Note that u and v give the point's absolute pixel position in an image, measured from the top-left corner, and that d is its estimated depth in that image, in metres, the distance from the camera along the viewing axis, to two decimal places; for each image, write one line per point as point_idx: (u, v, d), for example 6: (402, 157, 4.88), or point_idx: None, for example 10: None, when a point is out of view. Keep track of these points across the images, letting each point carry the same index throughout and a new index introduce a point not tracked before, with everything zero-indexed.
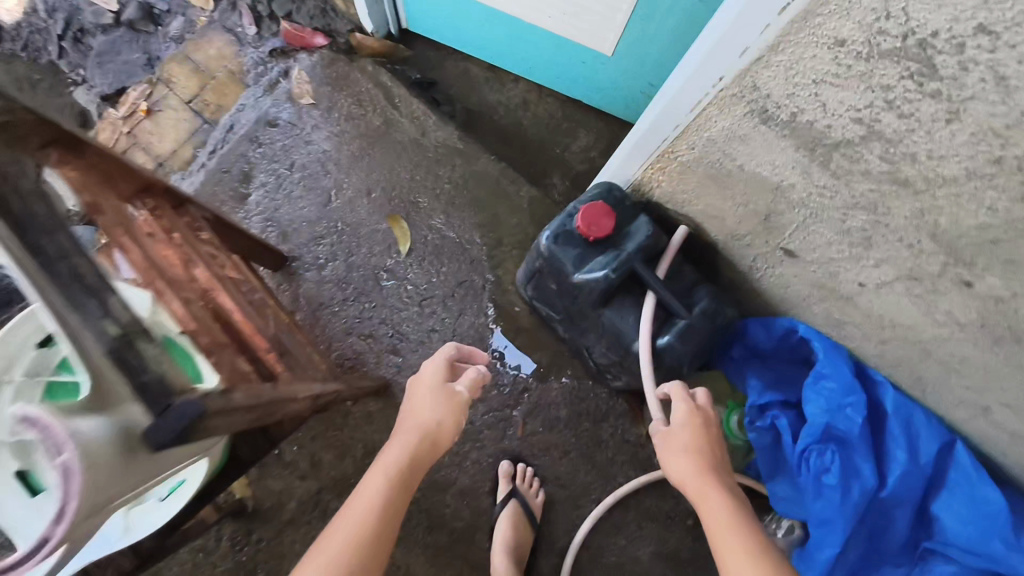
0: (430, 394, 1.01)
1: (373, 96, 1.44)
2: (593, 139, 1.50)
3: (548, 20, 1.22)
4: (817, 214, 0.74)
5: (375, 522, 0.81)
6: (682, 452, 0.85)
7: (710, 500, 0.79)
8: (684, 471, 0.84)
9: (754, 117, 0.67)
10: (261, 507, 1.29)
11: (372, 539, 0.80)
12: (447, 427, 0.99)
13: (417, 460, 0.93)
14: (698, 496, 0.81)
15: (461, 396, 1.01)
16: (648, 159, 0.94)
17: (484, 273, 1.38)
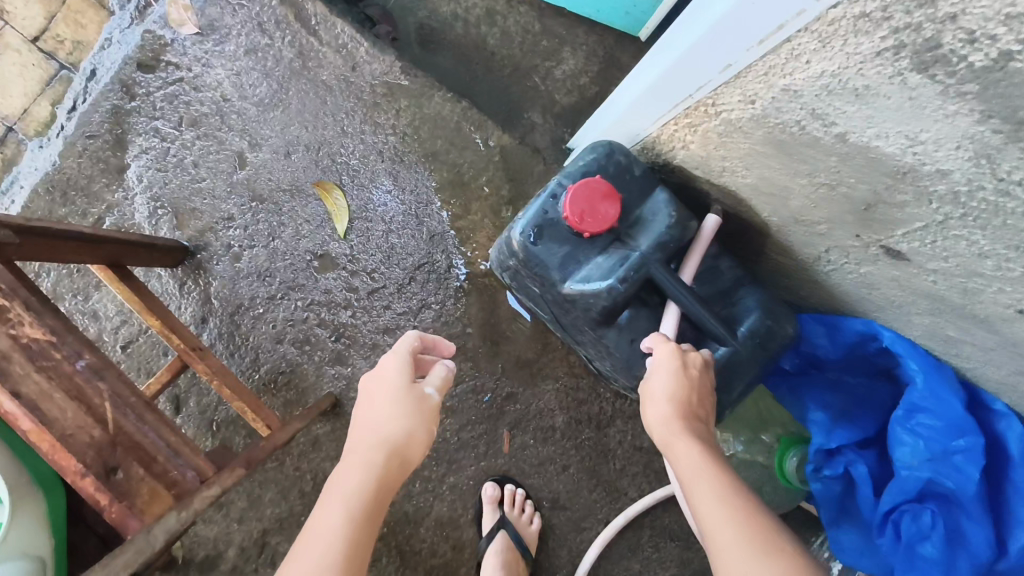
0: (389, 397, 0.63)
1: (281, 16, 1.06)
2: (581, 61, 1.13)
3: None
4: (984, 214, 0.42)
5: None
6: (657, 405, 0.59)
7: (685, 460, 0.54)
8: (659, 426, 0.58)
9: (895, 55, 0.35)
10: (189, 560, 1.03)
11: None
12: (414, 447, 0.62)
13: (381, 494, 0.58)
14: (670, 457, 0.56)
15: (433, 402, 0.64)
16: (675, 109, 0.62)
17: (447, 250, 1.06)
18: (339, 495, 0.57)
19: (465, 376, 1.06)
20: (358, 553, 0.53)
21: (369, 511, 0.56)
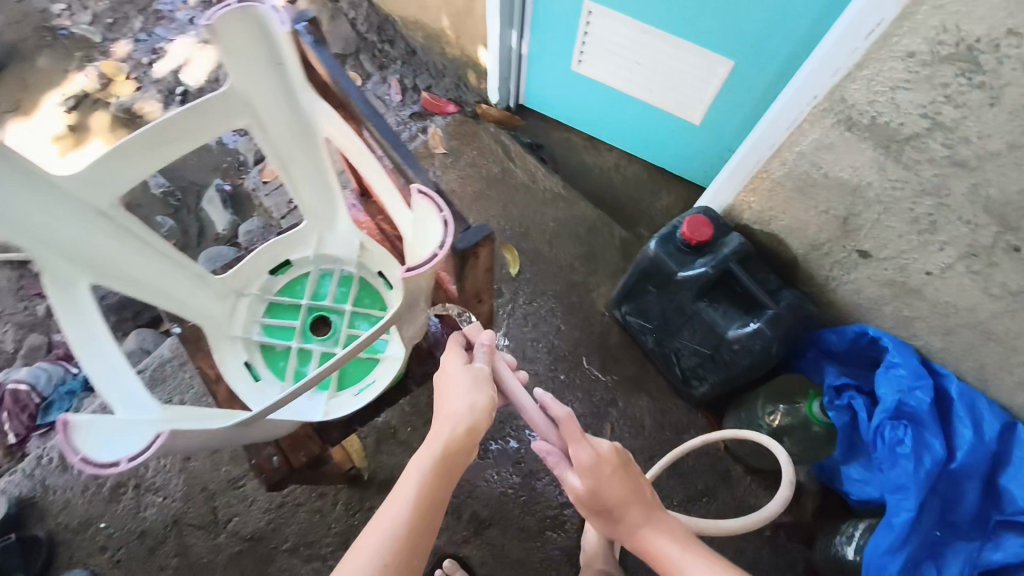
0: (469, 386, 0.82)
1: (495, 151, 1.77)
2: (674, 199, 1.76)
3: (649, 92, 1.51)
4: (890, 204, 0.96)
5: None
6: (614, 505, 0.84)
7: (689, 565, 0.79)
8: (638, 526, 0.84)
9: (842, 126, 0.93)
10: (375, 478, 1.44)
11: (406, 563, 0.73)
12: (482, 418, 0.81)
13: (436, 486, 0.78)
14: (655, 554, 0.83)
15: (485, 374, 0.83)
16: (743, 181, 1.19)
17: (580, 295, 1.60)
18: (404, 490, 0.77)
19: (584, 380, 1.51)
20: (409, 543, 0.74)
21: (421, 508, 0.76)
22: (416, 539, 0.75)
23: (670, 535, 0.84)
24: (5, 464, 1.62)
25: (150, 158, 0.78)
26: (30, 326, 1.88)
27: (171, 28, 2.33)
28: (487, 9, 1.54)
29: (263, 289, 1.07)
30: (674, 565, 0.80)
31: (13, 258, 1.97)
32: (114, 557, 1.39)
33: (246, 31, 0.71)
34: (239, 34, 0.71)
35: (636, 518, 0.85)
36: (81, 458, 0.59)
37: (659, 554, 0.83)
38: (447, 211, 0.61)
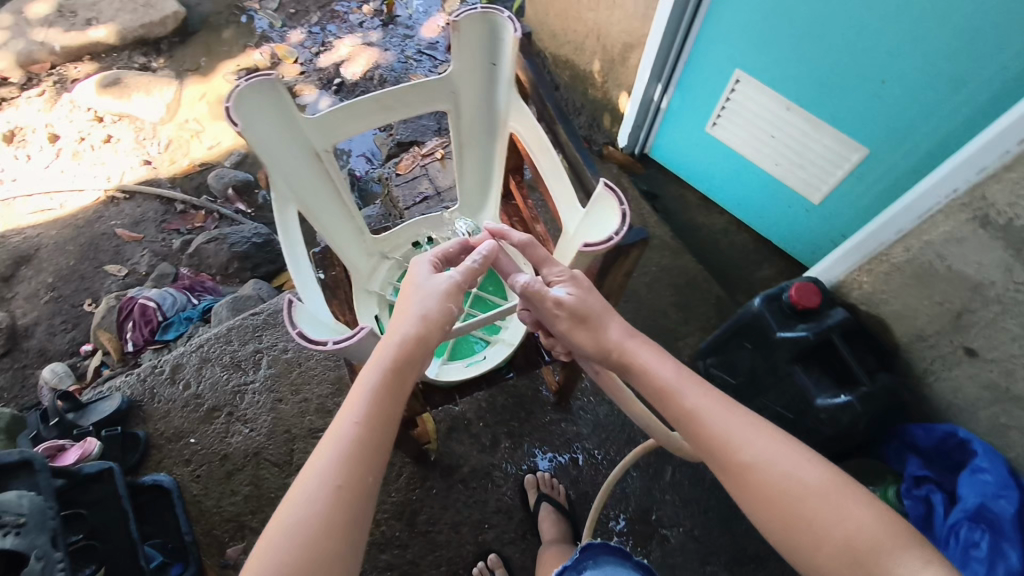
0: (430, 295, 0.85)
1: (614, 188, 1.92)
2: (776, 272, 1.80)
3: (775, 165, 1.58)
4: (1011, 308, 0.98)
5: (341, 506, 0.67)
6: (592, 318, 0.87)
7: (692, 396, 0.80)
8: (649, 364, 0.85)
9: (975, 222, 0.98)
10: (441, 462, 1.51)
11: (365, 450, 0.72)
12: (435, 327, 0.82)
13: (386, 399, 0.76)
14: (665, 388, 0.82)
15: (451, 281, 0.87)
16: (860, 260, 1.25)
17: (668, 340, 1.66)
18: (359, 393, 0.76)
19: None
20: (370, 445, 0.72)
21: (373, 421, 0.74)
22: (375, 434, 0.73)
23: (659, 356, 0.85)
24: (118, 368, 1.79)
25: (366, 122, 0.92)
26: (163, 255, 2.09)
27: (341, 27, 2.59)
28: (641, 60, 1.68)
29: (404, 257, 1.18)
30: (673, 387, 0.82)
31: (164, 194, 2.20)
32: (194, 472, 1.50)
33: (481, 32, 0.87)
34: (475, 33, 0.87)
35: (618, 332, 0.88)
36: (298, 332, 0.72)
37: (653, 375, 0.84)
38: (625, 204, 0.72)
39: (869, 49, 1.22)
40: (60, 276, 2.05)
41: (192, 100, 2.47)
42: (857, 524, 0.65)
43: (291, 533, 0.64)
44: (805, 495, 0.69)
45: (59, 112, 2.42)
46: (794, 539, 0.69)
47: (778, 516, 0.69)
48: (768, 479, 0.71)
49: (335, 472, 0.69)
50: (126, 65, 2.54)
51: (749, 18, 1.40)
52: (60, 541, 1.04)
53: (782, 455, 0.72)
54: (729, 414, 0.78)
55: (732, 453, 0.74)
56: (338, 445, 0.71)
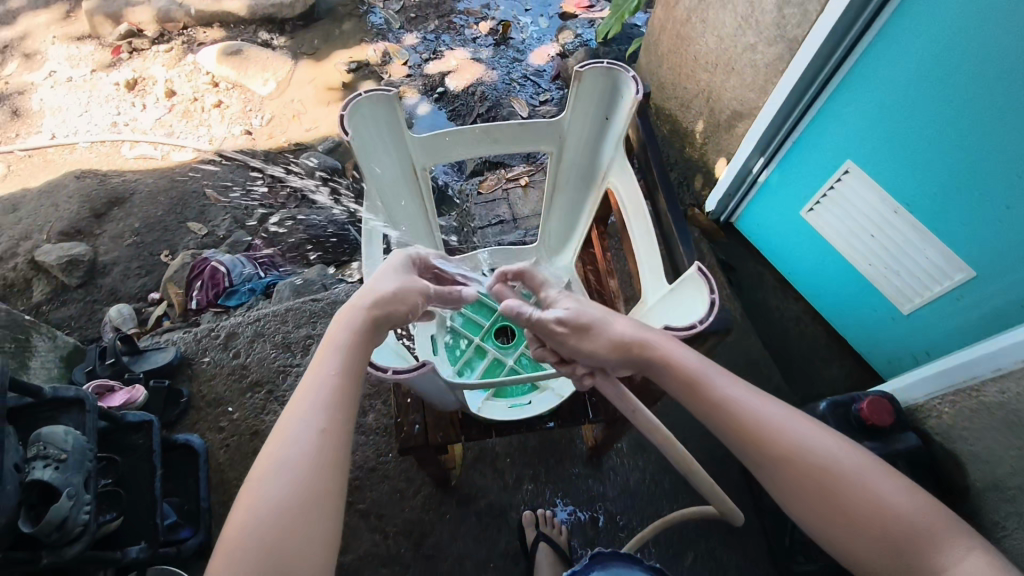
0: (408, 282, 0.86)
1: None
2: (844, 373, 1.70)
3: (868, 264, 1.51)
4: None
5: (327, 458, 0.66)
6: (591, 323, 0.83)
7: (724, 384, 0.77)
8: (671, 351, 0.80)
9: None
10: (460, 489, 1.49)
11: (342, 408, 0.71)
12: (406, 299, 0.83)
13: (358, 355, 0.76)
14: (689, 373, 0.78)
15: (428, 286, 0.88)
16: (943, 389, 1.18)
17: None
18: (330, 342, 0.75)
19: (685, 499, 1.48)
20: (344, 401, 0.71)
21: (349, 374, 0.74)
22: (349, 389, 0.73)
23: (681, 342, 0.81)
24: (178, 323, 1.86)
25: (470, 150, 0.92)
26: (242, 224, 2.17)
27: (455, 38, 2.65)
28: (749, 130, 1.65)
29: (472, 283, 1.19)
30: (698, 373, 0.77)
31: (256, 165, 2.29)
32: (224, 441, 1.53)
33: (602, 86, 0.86)
34: (595, 86, 0.86)
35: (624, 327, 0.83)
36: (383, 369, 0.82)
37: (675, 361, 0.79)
38: (713, 291, 0.76)
39: (997, 167, 1.15)
40: (146, 223, 2.15)
41: (301, 81, 2.57)
42: (897, 510, 0.65)
43: (286, 473, 0.63)
44: (841, 479, 0.67)
45: (180, 71, 2.56)
46: (833, 525, 0.67)
47: (817, 506, 0.68)
48: (804, 462, 0.69)
49: (316, 414, 0.68)
50: (250, 39, 2.68)
51: (869, 113, 1.34)
52: (91, 483, 1.06)
53: (819, 441, 0.70)
54: (755, 400, 0.75)
55: (768, 443, 0.71)
56: (316, 400, 0.70)
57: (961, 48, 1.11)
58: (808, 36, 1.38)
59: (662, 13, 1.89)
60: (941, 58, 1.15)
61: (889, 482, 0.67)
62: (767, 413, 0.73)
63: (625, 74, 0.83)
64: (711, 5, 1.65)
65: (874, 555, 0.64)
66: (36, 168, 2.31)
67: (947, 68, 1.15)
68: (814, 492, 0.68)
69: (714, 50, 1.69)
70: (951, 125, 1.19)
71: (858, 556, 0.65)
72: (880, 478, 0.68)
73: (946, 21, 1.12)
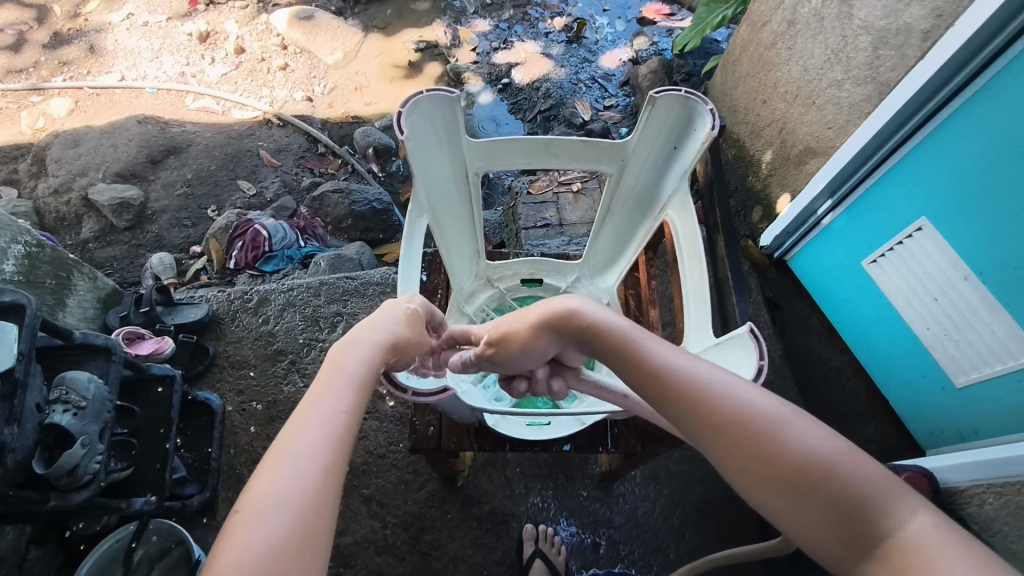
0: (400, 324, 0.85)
1: None
2: (880, 435, 1.61)
3: (925, 328, 1.42)
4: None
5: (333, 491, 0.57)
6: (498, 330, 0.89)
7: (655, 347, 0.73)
8: (606, 321, 0.78)
9: None
10: (465, 490, 1.46)
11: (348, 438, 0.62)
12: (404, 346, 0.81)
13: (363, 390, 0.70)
14: (624, 339, 0.75)
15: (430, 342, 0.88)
16: (993, 478, 1.10)
17: None
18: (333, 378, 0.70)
19: (693, 539, 1.43)
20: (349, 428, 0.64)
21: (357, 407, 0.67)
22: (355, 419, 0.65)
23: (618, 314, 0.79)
24: (215, 279, 1.88)
25: (526, 160, 0.88)
26: (291, 189, 2.19)
27: (528, 30, 2.60)
28: (821, 169, 1.57)
29: (508, 290, 1.15)
30: (633, 338, 0.74)
31: (312, 132, 2.30)
32: (241, 404, 1.53)
33: (676, 114, 0.81)
34: (668, 113, 0.81)
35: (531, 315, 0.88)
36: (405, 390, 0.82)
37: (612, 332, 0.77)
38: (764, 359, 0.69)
39: None
40: (198, 176, 2.18)
41: (368, 55, 2.57)
42: (837, 465, 0.55)
43: (281, 509, 0.53)
44: (757, 428, 0.59)
45: (252, 30, 2.59)
46: (751, 479, 0.58)
47: (746, 464, 0.58)
48: (721, 411, 0.62)
49: (322, 446, 0.59)
50: (324, 6, 2.68)
51: (952, 172, 1.25)
52: (106, 433, 1.07)
53: (750, 395, 0.63)
54: (688, 361, 0.70)
55: (702, 406, 0.63)
56: (323, 427, 0.62)
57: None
58: (901, 82, 1.29)
59: (746, 33, 1.81)
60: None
61: (816, 434, 0.58)
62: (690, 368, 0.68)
63: (702, 106, 0.78)
64: (801, 33, 1.57)
65: (817, 520, 0.54)
66: (102, 107, 2.36)
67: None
68: (729, 445, 0.60)
69: (796, 80, 1.61)
70: None
71: (801, 523, 0.54)
72: (803, 431, 0.59)
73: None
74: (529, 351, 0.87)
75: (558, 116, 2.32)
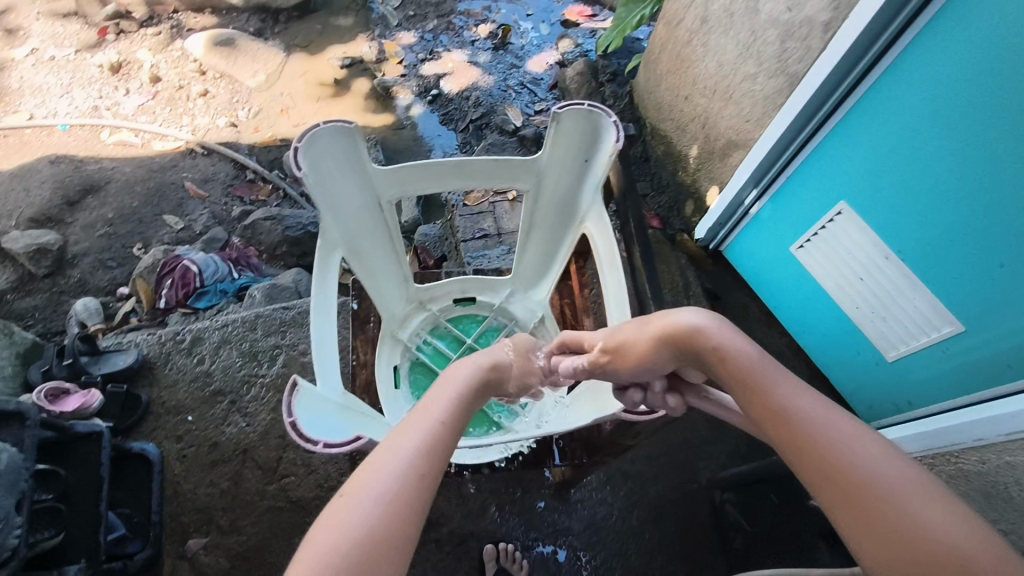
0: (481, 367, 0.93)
1: (676, 281, 1.79)
2: None
3: (855, 308, 1.47)
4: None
5: (393, 525, 0.66)
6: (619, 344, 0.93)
7: (777, 383, 0.77)
8: (731, 349, 0.82)
9: None
10: None
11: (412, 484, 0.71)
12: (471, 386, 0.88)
13: (443, 439, 0.77)
14: (747, 372, 0.80)
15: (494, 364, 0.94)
16: (925, 452, 1.16)
17: (688, 456, 1.55)
18: (420, 419, 0.78)
19: (653, 538, 1.44)
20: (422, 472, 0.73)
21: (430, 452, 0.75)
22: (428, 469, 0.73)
23: (739, 337, 0.84)
24: (145, 321, 1.80)
25: (439, 184, 0.87)
26: (221, 220, 2.12)
27: (453, 39, 2.59)
28: (743, 161, 1.60)
29: (441, 312, 1.14)
30: (756, 372, 0.79)
31: (238, 159, 2.23)
32: (181, 451, 1.47)
33: (583, 127, 0.81)
34: (576, 128, 0.80)
35: (653, 323, 0.91)
36: (291, 422, 0.59)
37: (739, 359, 0.81)
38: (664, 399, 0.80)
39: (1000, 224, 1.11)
40: (120, 214, 2.09)
41: (291, 75, 2.51)
42: (960, 553, 0.58)
43: (342, 542, 0.64)
44: (883, 495, 0.64)
45: (168, 57, 2.49)
46: (867, 537, 0.63)
47: (868, 524, 0.63)
48: (846, 467, 0.67)
49: (388, 489, 0.69)
50: (242, 28, 2.60)
51: (865, 157, 1.30)
52: (25, 505, 1.00)
53: (871, 457, 0.67)
54: (814, 402, 0.74)
55: (829, 457, 0.69)
56: (388, 471, 0.71)
57: (959, 101, 1.08)
58: (808, 74, 1.34)
59: (662, 31, 1.84)
60: (940, 108, 1.12)
61: (943, 509, 0.62)
62: (815, 414, 0.72)
63: (609, 118, 0.78)
64: (713, 30, 1.60)
65: None
66: (10, 149, 2.24)
67: (945, 119, 1.12)
68: (854, 497, 0.65)
69: (713, 76, 1.64)
70: (949, 176, 1.16)
71: None
72: (922, 498, 0.63)
73: (944, 72, 1.08)
74: (645, 361, 0.91)
75: (490, 124, 2.32)
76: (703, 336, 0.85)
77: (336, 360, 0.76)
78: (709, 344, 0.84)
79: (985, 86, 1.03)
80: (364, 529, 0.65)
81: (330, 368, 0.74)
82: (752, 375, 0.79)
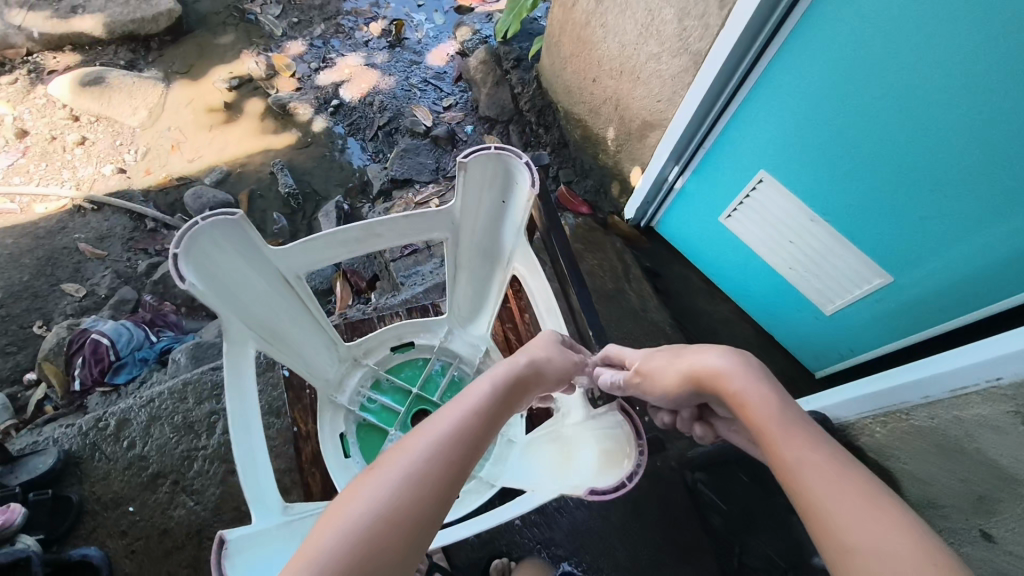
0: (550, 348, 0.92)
1: (614, 265, 1.77)
2: (774, 370, 1.69)
3: (788, 269, 1.49)
4: None
5: (401, 519, 0.61)
6: (651, 370, 0.96)
7: (795, 437, 0.73)
8: (745, 391, 0.81)
9: (1016, 416, 0.87)
10: None
11: (431, 475, 0.65)
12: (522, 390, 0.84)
13: (466, 439, 0.71)
14: (760, 424, 0.78)
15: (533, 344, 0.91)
16: (875, 410, 1.20)
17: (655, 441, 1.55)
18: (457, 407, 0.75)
19: (635, 530, 1.44)
20: (448, 465, 0.67)
21: (459, 447, 0.69)
22: (453, 463, 0.67)
23: (757, 379, 0.82)
24: (62, 408, 1.65)
25: (349, 249, 0.80)
26: (126, 278, 1.95)
27: (345, 43, 2.44)
28: (661, 141, 1.58)
29: (378, 364, 1.07)
30: (765, 423, 0.77)
31: (133, 209, 2.05)
32: (128, 547, 1.35)
33: (496, 168, 0.79)
34: (488, 171, 0.78)
35: (681, 354, 0.93)
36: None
37: (756, 407, 0.79)
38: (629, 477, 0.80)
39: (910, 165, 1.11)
40: (11, 292, 1.90)
41: (175, 106, 2.31)
42: None
43: (346, 532, 0.58)
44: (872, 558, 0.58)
45: (30, 106, 2.25)
46: None
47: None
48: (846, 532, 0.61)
49: (399, 484, 0.63)
50: (110, 61, 2.37)
51: (779, 124, 1.30)
52: None
53: (862, 529, 0.60)
54: (829, 457, 0.70)
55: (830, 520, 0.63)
56: (406, 466, 0.65)
57: (874, 56, 1.05)
58: (712, 49, 1.30)
59: (559, 14, 1.77)
60: (855, 65, 1.09)
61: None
62: (818, 474, 0.68)
63: (521, 158, 0.77)
64: (609, 10, 1.55)
65: None
66: None
67: (863, 75, 1.09)
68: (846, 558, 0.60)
69: (617, 57, 1.60)
70: (864, 136, 1.15)
71: None
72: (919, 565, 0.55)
73: (850, 31, 1.07)
74: (673, 393, 0.93)
75: (399, 129, 2.21)
76: (726, 379, 0.84)
77: (270, 475, 0.73)
78: (728, 387, 0.83)
79: (892, 38, 1.01)
80: (374, 520, 0.60)
81: (265, 486, 0.72)
82: (767, 423, 0.77)
